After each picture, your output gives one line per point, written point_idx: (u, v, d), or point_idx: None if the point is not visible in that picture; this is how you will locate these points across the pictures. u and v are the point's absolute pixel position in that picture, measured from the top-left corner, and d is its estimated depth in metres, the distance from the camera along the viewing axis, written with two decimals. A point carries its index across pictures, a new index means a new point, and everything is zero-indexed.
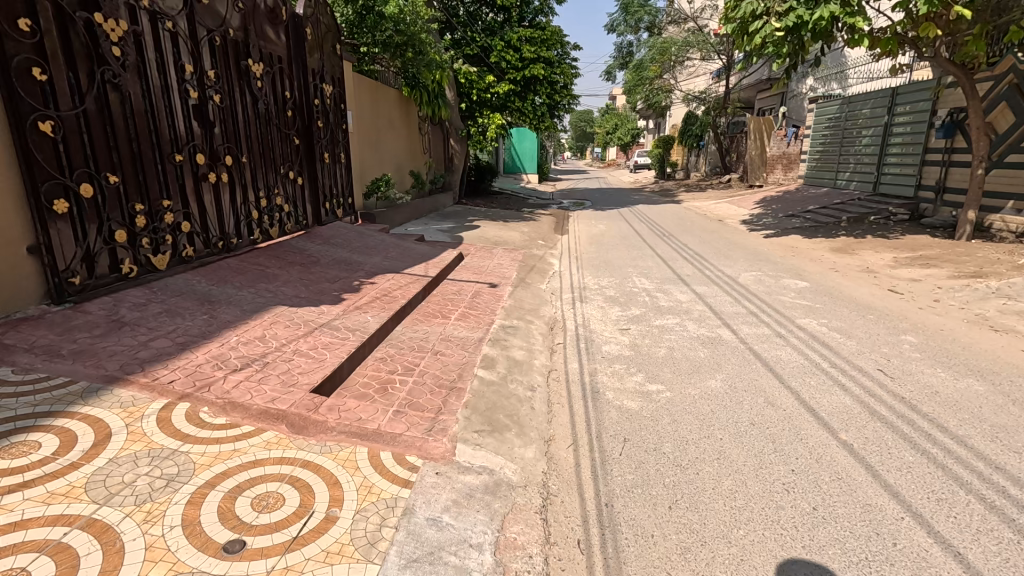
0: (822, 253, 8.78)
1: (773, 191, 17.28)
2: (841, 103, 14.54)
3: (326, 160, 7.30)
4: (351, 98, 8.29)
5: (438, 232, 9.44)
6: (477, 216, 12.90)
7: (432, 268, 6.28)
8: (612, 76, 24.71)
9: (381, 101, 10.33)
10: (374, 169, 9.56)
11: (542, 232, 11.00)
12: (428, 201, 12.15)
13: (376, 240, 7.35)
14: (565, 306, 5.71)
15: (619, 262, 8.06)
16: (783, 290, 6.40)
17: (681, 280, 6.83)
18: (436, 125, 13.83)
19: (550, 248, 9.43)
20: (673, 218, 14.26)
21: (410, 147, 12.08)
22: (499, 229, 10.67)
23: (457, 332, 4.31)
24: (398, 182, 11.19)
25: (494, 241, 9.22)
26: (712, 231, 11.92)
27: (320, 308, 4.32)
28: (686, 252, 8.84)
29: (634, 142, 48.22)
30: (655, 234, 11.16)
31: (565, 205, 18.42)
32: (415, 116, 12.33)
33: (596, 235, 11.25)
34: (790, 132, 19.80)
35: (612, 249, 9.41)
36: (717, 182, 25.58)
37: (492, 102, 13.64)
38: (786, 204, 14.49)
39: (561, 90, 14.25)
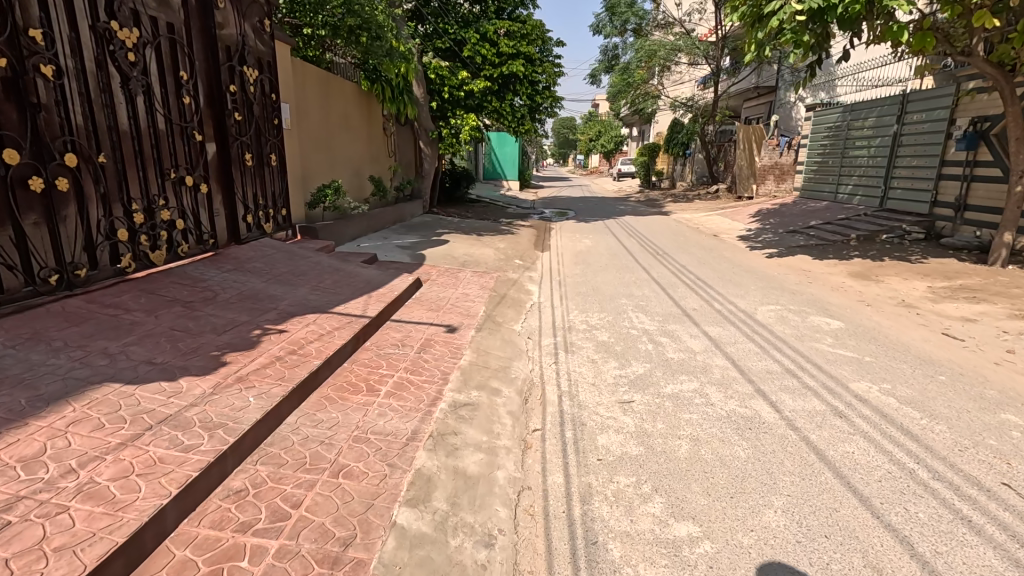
0: (842, 279, 7.62)
1: (768, 204, 16.28)
2: (843, 111, 13.61)
3: (248, 163, 5.85)
4: (288, 87, 6.81)
5: (398, 250, 8.02)
6: (449, 227, 11.51)
7: (374, 303, 4.87)
8: (597, 79, 23.65)
9: (336, 96, 8.90)
10: (323, 174, 8.08)
11: (521, 249, 9.66)
12: (391, 212, 10.70)
13: (312, 262, 5.90)
14: (545, 358, 4.36)
15: (611, 289, 6.76)
16: (813, 333, 5.17)
17: (688, 317, 5.54)
18: (403, 126, 12.45)
19: (530, 270, 8.09)
20: (665, 233, 13.06)
21: (371, 149, 10.62)
22: (471, 245, 9.29)
23: (384, 421, 2.90)
24: (355, 190, 9.73)
25: (463, 260, 7.84)
26: (710, 248, 10.73)
27: (178, 384, 2.89)
28: (686, 276, 7.59)
29: (617, 149, 47.45)
30: (647, 251, 9.90)
31: (548, 215, 17.12)
32: (379, 115, 10.90)
33: (582, 252, 9.95)
34: (782, 141, 18.94)
35: (601, 270, 8.12)
36: (704, 192, 24.64)
37: (466, 101, 12.36)
38: (785, 219, 13.43)
39: (543, 90, 13.05)
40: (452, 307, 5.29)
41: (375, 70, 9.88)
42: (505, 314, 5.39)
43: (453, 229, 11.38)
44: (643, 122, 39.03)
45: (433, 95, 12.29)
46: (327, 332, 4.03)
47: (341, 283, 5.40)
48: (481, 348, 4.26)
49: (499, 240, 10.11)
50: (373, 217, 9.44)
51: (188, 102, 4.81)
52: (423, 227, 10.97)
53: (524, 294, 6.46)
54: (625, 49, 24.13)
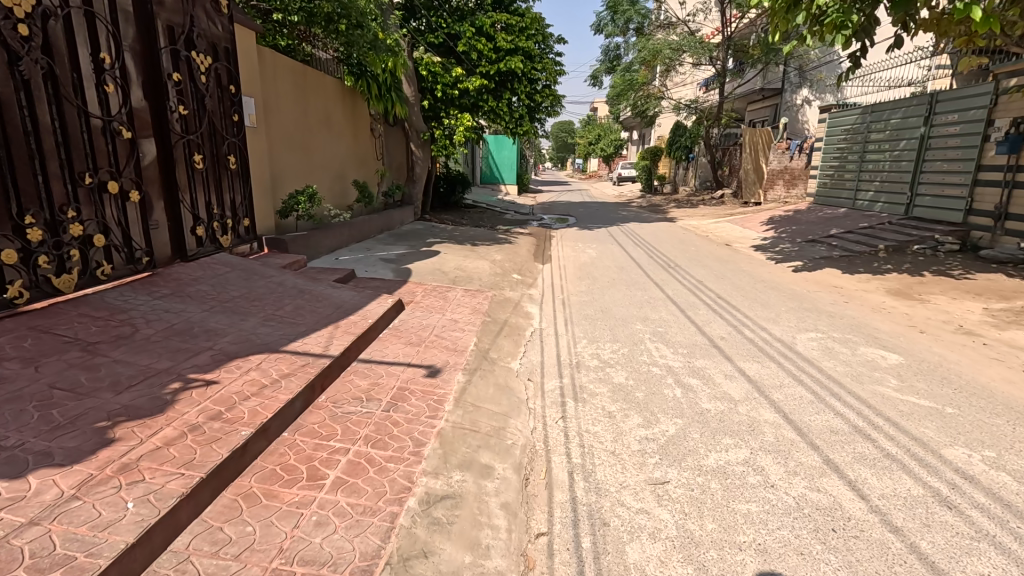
0: (881, 298, 6.77)
1: (779, 210, 15.46)
2: (863, 112, 12.80)
3: (198, 165, 4.97)
4: (251, 79, 5.93)
5: (382, 264, 7.14)
6: (442, 236, 10.63)
7: (341, 337, 3.98)
8: (598, 80, 22.87)
9: (315, 93, 8.06)
10: (297, 179, 7.22)
11: (520, 261, 8.79)
12: (379, 220, 9.82)
13: (274, 282, 5.02)
14: (550, 411, 3.48)
15: (623, 312, 5.88)
16: (870, 370, 4.31)
17: (719, 351, 4.68)
18: (393, 127, 11.60)
19: (530, 286, 7.22)
20: (673, 242, 12.20)
21: (355, 151, 9.74)
22: (464, 257, 8.43)
23: (321, 539, 2.01)
24: (337, 196, 8.88)
25: (455, 275, 6.95)
26: (725, 259, 9.87)
27: (25, 483, 2.00)
28: (707, 295, 6.73)
29: (617, 153, 46.71)
30: (657, 263, 9.05)
31: (547, 222, 16.25)
32: (365, 115, 10.04)
33: (586, 263, 9.10)
34: (793, 144, 18.00)
35: (609, 286, 7.26)
36: (708, 198, 23.83)
37: (461, 101, 11.55)
38: (801, 227, 12.60)
39: (543, 89, 12.29)
40: (438, 339, 4.41)
41: (360, 64, 9.06)
42: (500, 348, 4.50)
43: (446, 237, 10.52)
44: (643, 126, 38.34)
45: (424, 93, 11.48)
46: (271, 383, 3.14)
47: (304, 309, 4.51)
48: (470, 400, 3.37)
49: (496, 251, 9.26)
50: (356, 225, 8.56)
51: (111, 91, 3.97)
52: (413, 236, 10.09)
53: (524, 317, 5.58)
54: (627, 49, 23.37)
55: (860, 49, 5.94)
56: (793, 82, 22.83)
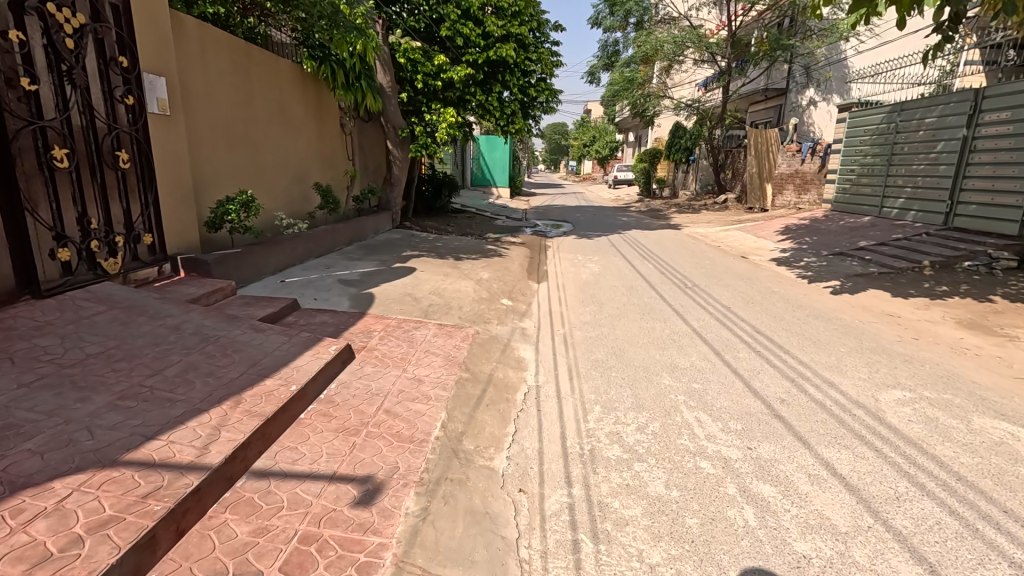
0: (955, 332, 5.48)
1: (793, 218, 14.22)
2: (892, 110, 11.59)
3: (61, 163, 3.61)
4: (155, 51, 4.54)
5: (338, 288, 5.74)
6: (421, 247, 9.23)
7: (232, 429, 2.60)
8: (595, 77, 21.64)
9: (262, 78, 6.68)
10: (230, 181, 5.84)
11: (510, 280, 7.44)
12: (347, 229, 8.42)
13: (168, 324, 3.62)
14: (555, 570, 2.12)
15: (643, 359, 4.52)
16: (1009, 464, 3.00)
17: (785, 428, 3.35)
18: (366, 122, 10.24)
19: (523, 314, 5.87)
20: (683, 253, 10.93)
21: (317, 148, 8.35)
22: (444, 276, 7.05)
23: None
24: (293, 202, 7.52)
25: (428, 302, 5.56)
26: (748, 276, 8.58)
27: None
28: (743, 331, 5.41)
29: (612, 156, 45.53)
30: (670, 283, 7.71)
31: (542, 228, 14.90)
32: (331, 106, 8.65)
33: (588, 282, 7.75)
34: (804, 147, 16.62)
35: (619, 315, 5.92)
36: (711, 203, 22.67)
37: (444, 93, 10.24)
38: (824, 238, 11.33)
39: (537, 83, 11.04)
40: (389, 418, 3.02)
41: (321, 46, 7.69)
42: (480, 431, 3.13)
43: (425, 249, 9.12)
44: (639, 127, 37.17)
45: (402, 83, 10.14)
46: (62, 550, 1.76)
47: (196, 372, 3.11)
48: (419, 562, 2.00)
49: (481, 267, 7.89)
50: (315, 237, 7.16)
51: None
52: (387, 249, 8.69)
53: (515, 368, 4.19)
54: (626, 44, 22.09)
55: (952, 14, 4.61)
56: (799, 81, 21.69)
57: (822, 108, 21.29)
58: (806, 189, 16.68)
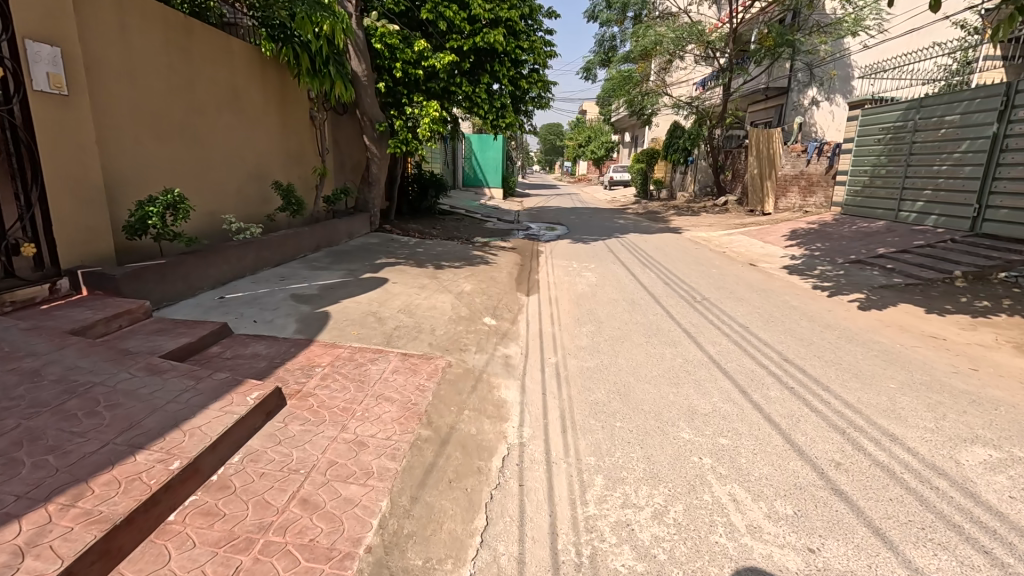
0: (1016, 360, 4.66)
1: (800, 221, 13.43)
2: (909, 107, 10.81)
3: None
4: (40, 15, 3.66)
5: (288, 305, 4.83)
6: (398, 253, 8.32)
7: (43, 556, 1.68)
8: (591, 73, 20.83)
9: (208, 60, 5.80)
10: (155, 178, 4.93)
11: (496, 292, 6.55)
12: (315, 234, 7.52)
13: (22, 367, 2.70)
14: None
15: (654, 401, 3.65)
16: None
17: (852, 513, 2.49)
18: (342, 115, 9.38)
19: (508, 337, 4.98)
20: (687, 259, 10.09)
21: (280, 143, 7.45)
22: (419, 288, 6.14)
23: None
24: (249, 203, 6.65)
25: (394, 324, 4.66)
26: (761, 287, 7.74)
27: None
28: (769, 359, 4.56)
29: (607, 156, 44.79)
30: (677, 296, 6.85)
31: (534, 231, 14.03)
32: (297, 96, 7.75)
33: (584, 295, 6.87)
34: (810, 147, 15.80)
35: (621, 338, 5.05)
36: (710, 205, 21.90)
37: (426, 83, 9.38)
38: (837, 243, 10.54)
39: (528, 74, 10.25)
40: (303, 516, 2.12)
41: (283, 26, 6.81)
42: (435, 530, 2.23)
43: (403, 255, 8.21)
44: (635, 128, 36.42)
45: (380, 72, 9.25)
46: None
47: (35, 444, 2.21)
48: None
49: (464, 277, 7.00)
50: (271, 244, 6.25)
51: None
52: (359, 255, 7.76)
53: (492, 417, 3.30)
54: (623, 40, 21.31)
55: None
56: (801, 80, 21.01)
57: (823, 108, 20.68)
58: (812, 191, 15.92)
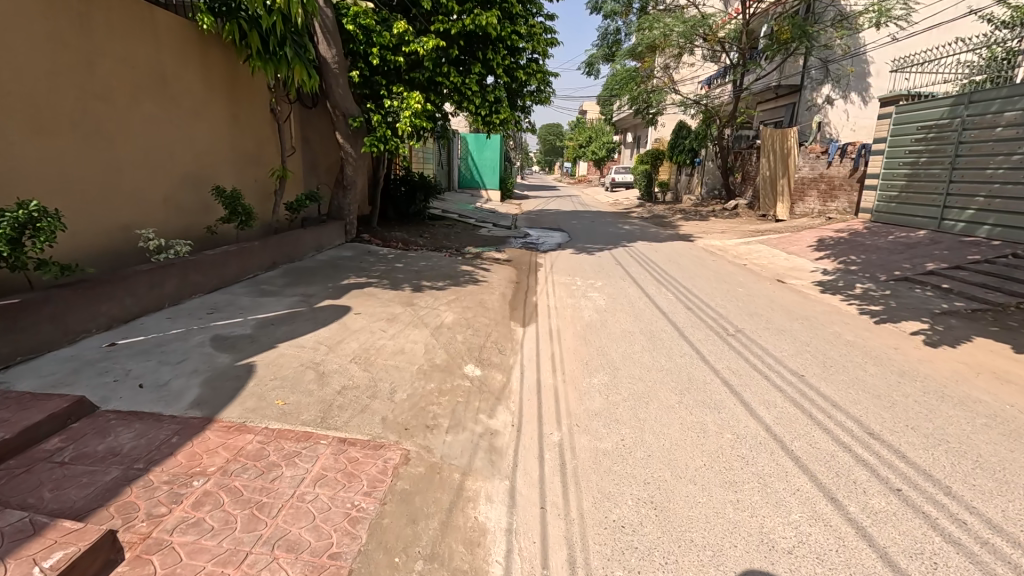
0: None
1: (826, 229, 12.22)
2: (954, 102, 9.70)
3: None
4: None
5: (201, 355, 3.61)
6: (372, 270, 7.10)
7: None
8: (593, 68, 19.83)
9: (119, 34, 4.60)
10: (17, 184, 3.72)
11: (484, 324, 5.33)
12: (271, 248, 6.32)
13: None
14: None
15: (708, 527, 2.43)
16: None
17: None
18: (311, 109, 8.21)
19: (496, 396, 3.76)
20: (706, 274, 8.88)
21: (226, 139, 6.20)
22: (387, 320, 4.92)
23: None
24: (181, 213, 5.42)
25: (340, 384, 3.43)
26: (800, 312, 6.54)
27: None
28: (849, 436, 3.34)
29: (609, 157, 43.65)
30: (705, 328, 5.63)
31: (533, 239, 12.80)
32: (247, 83, 6.50)
33: (592, 326, 5.64)
34: (831, 148, 14.58)
35: (645, 397, 3.82)
36: (719, 209, 20.71)
37: (408, 73, 8.21)
38: (875, 256, 9.34)
39: (525, 65, 9.10)
40: None
41: None
42: None
43: (378, 272, 7.00)
44: (638, 128, 35.25)
45: (354, 59, 8.06)
46: None
47: None
48: None
49: (447, 303, 5.77)
50: (206, 265, 5.03)
51: None
52: (324, 274, 6.54)
53: (459, 572, 2.09)
54: (628, 32, 20.20)
55: None
56: (815, 77, 19.94)
57: (837, 106, 19.51)
58: (833, 195, 14.72)
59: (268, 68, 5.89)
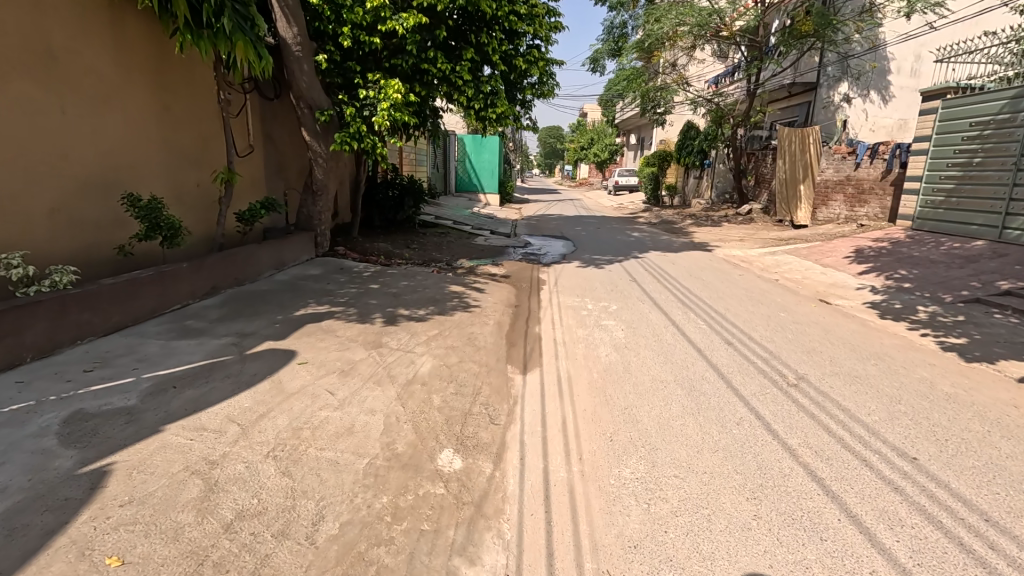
0: None
1: (860, 237, 10.97)
2: (1019, 93, 8.60)
3: None
4: None
5: (29, 456, 2.35)
6: (340, 293, 5.84)
7: None
8: (598, 64, 18.87)
9: None
10: None
11: (473, 372, 4.07)
12: (211, 270, 5.09)
13: None
14: None
15: None
16: None
17: None
18: (273, 101, 7.02)
19: (483, 508, 2.52)
20: (737, 293, 7.63)
21: (152, 135, 4.96)
22: (340, 374, 3.65)
23: None
24: (77, 229, 4.18)
25: (233, 512, 2.16)
26: (868, 346, 5.28)
27: None
28: None
29: (611, 160, 42.41)
30: (758, 376, 4.36)
31: (535, 249, 11.55)
32: (181, 65, 5.27)
33: (613, 372, 4.38)
34: (859, 148, 13.32)
35: (707, 512, 2.56)
36: (732, 214, 19.48)
37: (387, 59, 7.02)
38: (929, 270, 8.10)
39: (525, 51, 7.89)
40: None
41: None
42: None
43: (347, 297, 5.73)
44: (643, 129, 34.08)
45: (323, 41, 6.87)
46: None
47: None
48: None
49: (426, 342, 4.51)
50: (99, 299, 3.77)
51: None
52: (277, 301, 5.28)
53: None
54: (635, 25, 19.02)
55: None
56: (832, 74, 18.74)
57: (856, 105, 18.53)
58: (862, 200, 13.46)
59: (200, 43, 4.68)
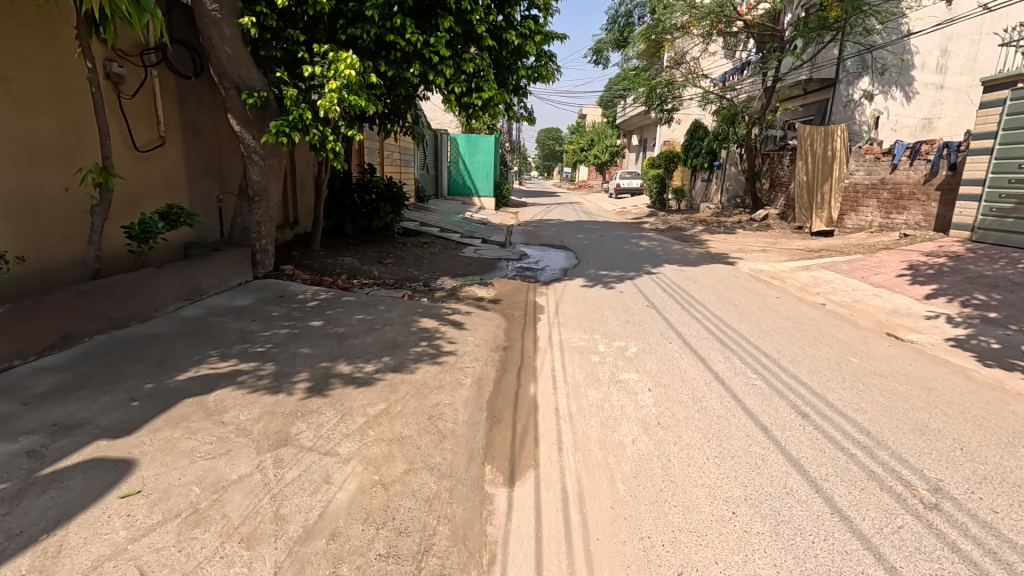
0: None
1: (909, 250, 9.49)
2: None
3: None
4: None
5: None
6: (263, 336, 4.28)
7: None
8: (602, 56, 17.43)
9: None
10: None
11: (426, 495, 2.52)
12: (56, 314, 3.53)
13: None
14: None
15: None
16: None
17: None
18: (195, 80, 5.52)
19: None
20: (782, 324, 6.14)
21: None
22: (185, 521, 2.10)
23: None
24: None
25: None
26: (997, 416, 3.75)
27: None
28: None
29: (611, 162, 41.06)
30: (874, 491, 2.81)
31: (532, 262, 10.02)
32: (27, 21, 3.72)
33: (648, 484, 2.81)
34: (897, 147, 11.82)
35: None
36: (745, 219, 17.99)
37: (343, 28, 5.54)
38: (1015, 295, 6.62)
39: (519, 22, 6.42)
40: None
41: None
42: None
43: (270, 342, 4.17)
44: (646, 130, 32.58)
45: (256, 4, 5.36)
46: None
47: None
48: None
49: (360, 431, 2.95)
50: None
51: None
52: (162, 352, 3.73)
53: None
54: (641, 15, 17.55)
55: None
56: (851, 69, 17.35)
57: (877, 103, 17.00)
58: (900, 206, 11.97)
59: None
